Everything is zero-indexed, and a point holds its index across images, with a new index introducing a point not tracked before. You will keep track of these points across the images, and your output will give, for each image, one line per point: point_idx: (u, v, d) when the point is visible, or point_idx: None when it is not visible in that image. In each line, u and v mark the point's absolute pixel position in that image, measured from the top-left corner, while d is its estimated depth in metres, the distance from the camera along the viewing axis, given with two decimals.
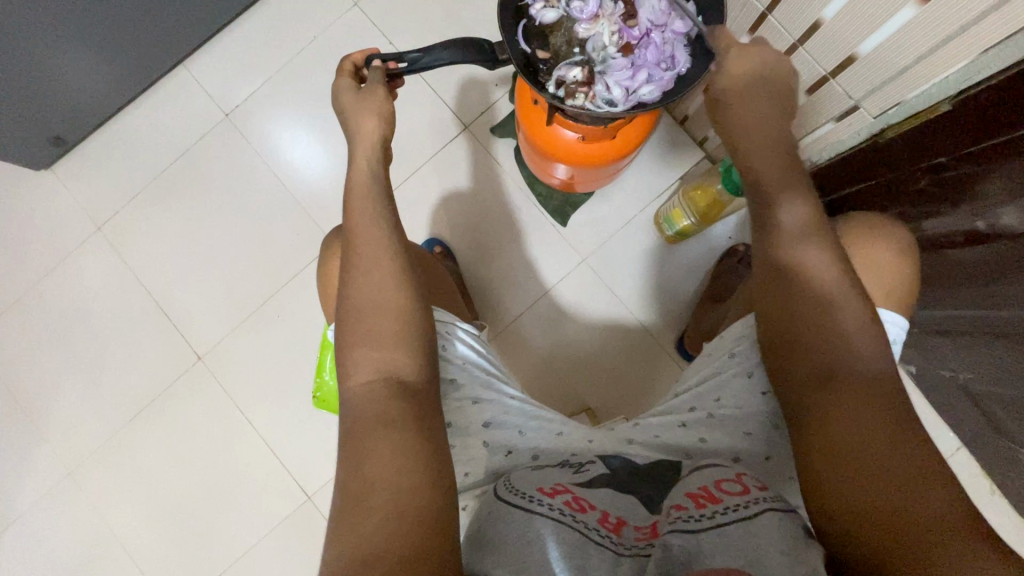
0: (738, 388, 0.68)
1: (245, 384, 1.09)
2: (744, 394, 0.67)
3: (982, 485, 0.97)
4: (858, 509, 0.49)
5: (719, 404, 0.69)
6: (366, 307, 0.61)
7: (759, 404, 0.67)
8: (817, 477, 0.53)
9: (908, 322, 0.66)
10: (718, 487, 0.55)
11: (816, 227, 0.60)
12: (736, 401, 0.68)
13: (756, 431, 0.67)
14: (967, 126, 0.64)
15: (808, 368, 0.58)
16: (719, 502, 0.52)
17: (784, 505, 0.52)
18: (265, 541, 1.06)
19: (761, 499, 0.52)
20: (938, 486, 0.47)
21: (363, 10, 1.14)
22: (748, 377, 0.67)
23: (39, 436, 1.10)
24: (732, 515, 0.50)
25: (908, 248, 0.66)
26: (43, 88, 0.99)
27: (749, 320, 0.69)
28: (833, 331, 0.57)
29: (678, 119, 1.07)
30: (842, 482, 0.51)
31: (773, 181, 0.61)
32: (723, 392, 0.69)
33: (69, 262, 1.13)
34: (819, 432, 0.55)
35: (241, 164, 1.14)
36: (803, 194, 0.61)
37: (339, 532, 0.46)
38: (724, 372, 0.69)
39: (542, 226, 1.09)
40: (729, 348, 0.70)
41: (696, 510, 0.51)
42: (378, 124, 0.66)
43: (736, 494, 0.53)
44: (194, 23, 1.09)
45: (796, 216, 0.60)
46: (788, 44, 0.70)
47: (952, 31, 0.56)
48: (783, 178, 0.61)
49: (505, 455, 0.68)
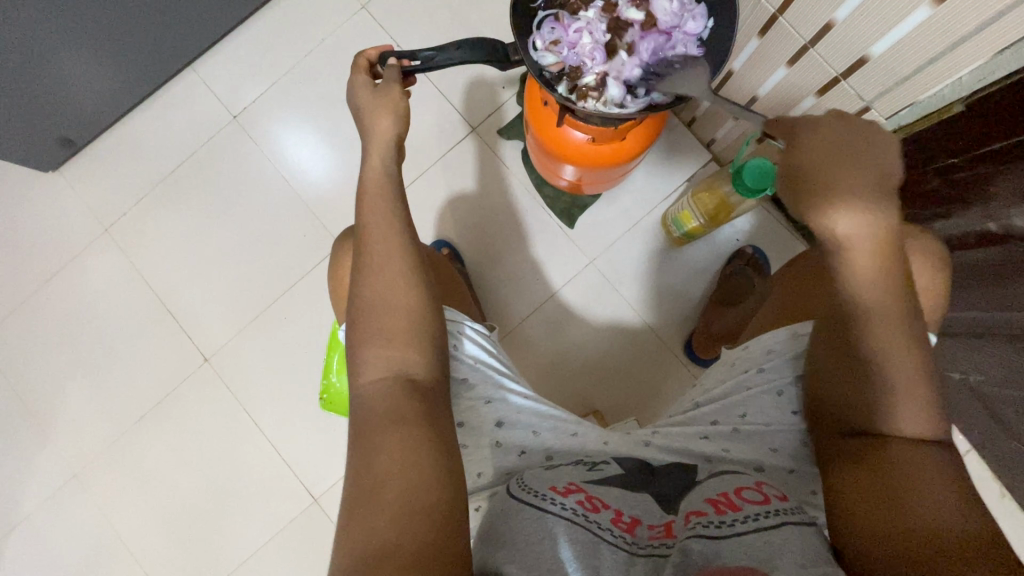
0: (766, 404, 0.68)
1: (251, 386, 1.09)
2: (771, 409, 0.68)
3: (991, 488, 0.96)
4: (875, 524, 0.49)
5: (744, 419, 0.68)
6: (379, 306, 0.61)
7: (789, 420, 0.67)
8: (842, 500, 0.54)
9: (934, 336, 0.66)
10: (738, 495, 0.54)
11: (878, 242, 0.51)
12: (763, 417, 0.68)
13: (783, 447, 0.67)
14: (980, 125, 0.65)
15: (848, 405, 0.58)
16: (739, 510, 0.52)
17: (805, 517, 0.52)
18: (271, 543, 1.05)
19: (783, 510, 0.52)
20: (961, 514, 0.47)
21: (370, 12, 1.14)
22: (776, 394, 0.68)
23: (45, 437, 1.10)
24: (752, 524, 0.50)
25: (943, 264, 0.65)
26: (52, 89, 0.99)
27: (777, 335, 0.70)
28: (869, 373, 0.56)
29: (687, 120, 1.07)
30: (863, 503, 0.52)
31: (831, 187, 0.50)
32: (748, 407, 0.69)
33: (76, 264, 1.14)
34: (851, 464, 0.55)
35: (248, 166, 1.14)
36: (869, 200, 0.50)
37: (351, 529, 0.46)
38: (750, 388, 0.69)
39: (549, 228, 1.09)
40: (757, 363, 0.70)
41: (716, 516, 0.52)
42: (393, 124, 0.66)
43: (757, 504, 0.53)
44: (203, 25, 1.09)
45: (854, 228, 0.50)
46: (799, 45, 0.70)
47: (968, 31, 0.55)
48: (847, 186, 0.50)
49: (518, 455, 0.68)
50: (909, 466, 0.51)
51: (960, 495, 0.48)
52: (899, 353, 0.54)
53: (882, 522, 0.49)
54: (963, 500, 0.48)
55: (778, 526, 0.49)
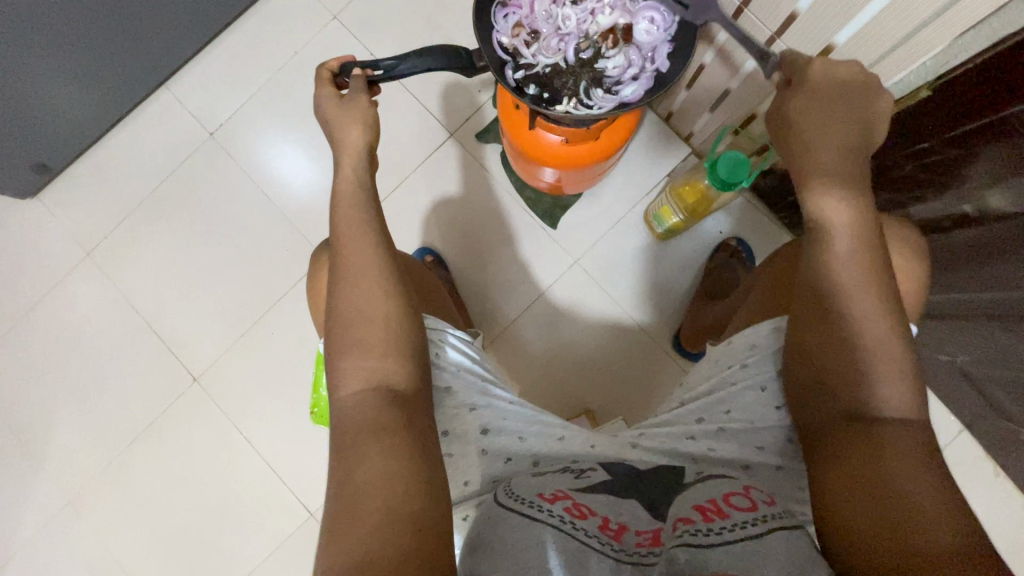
0: (750, 401, 0.67)
1: (242, 403, 1.09)
2: (756, 407, 0.67)
3: (986, 468, 0.96)
4: (863, 529, 0.49)
5: (729, 416, 0.68)
6: (354, 318, 0.61)
7: (773, 417, 0.67)
8: (830, 501, 0.54)
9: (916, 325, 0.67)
10: (726, 502, 0.54)
11: (856, 221, 0.56)
12: (747, 413, 0.67)
13: (768, 445, 0.67)
14: (951, 107, 0.64)
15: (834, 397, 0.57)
16: (728, 517, 0.52)
17: (792, 522, 0.52)
18: (269, 559, 1.05)
19: (772, 517, 0.52)
20: (951, 517, 0.46)
21: (342, 22, 1.14)
22: (761, 389, 0.67)
23: (37, 467, 1.09)
24: (739, 532, 0.50)
25: (921, 252, 0.65)
26: (24, 116, 0.98)
27: (757, 331, 0.68)
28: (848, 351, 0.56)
29: (663, 115, 1.06)
30: (853, 506, 0.51)
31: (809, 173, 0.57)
32: (732, 403, 0.68)
33: (60, 289, 1.13)
34: (839, 461, 0.54)
35: (228, 182, 1.13)
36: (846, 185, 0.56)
37: (332, 544, 0.45)
38: (733, 384, 0.69)
39: (533, 230, 1.09)
40: (740, 358, 0.69)
41: (704, 523, 0.51)
42: (363, 133, 0.66)
43: (745, 511, 0.53)
44: (175, 42, 1.09)
45: (833, 208, 0.57)
46: (766, 37, 0.70)
47: (928, 16, 0.55)
48: (821, 170, 0.57)
49: (504, 462, 0.68)
50: (902, 474, 0.50)
51: (947, 494, 0.48)
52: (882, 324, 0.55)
53: (870, 526, 0.49)
54: (951, 500, 0.47)
55: (765, 535, 0.49)
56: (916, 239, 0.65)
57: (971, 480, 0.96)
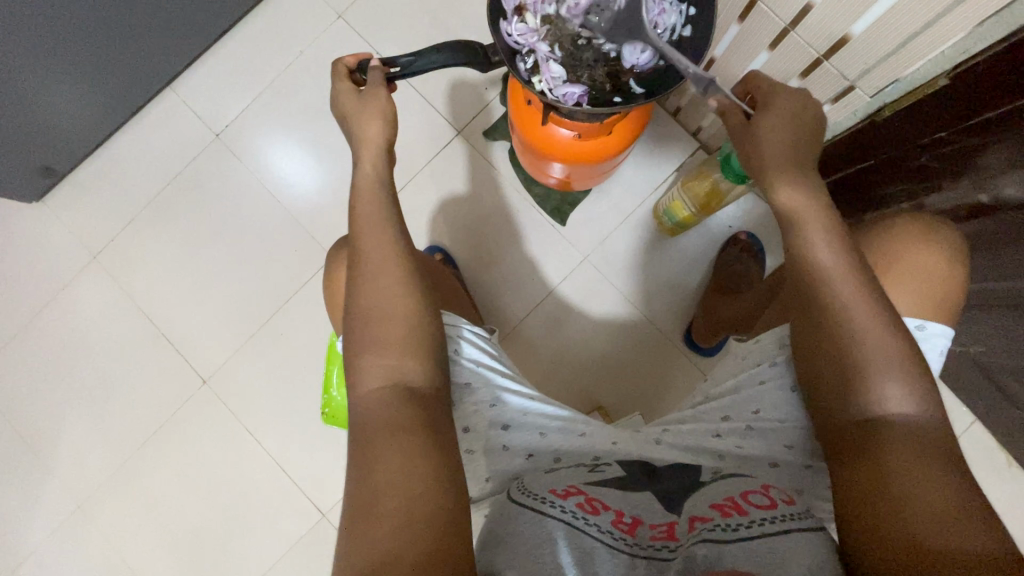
0: (778, 400, 0.67)
1: (252, 404, 1.08)
2: (785, 405, 0.66)
3: (999, 458, 0.96)
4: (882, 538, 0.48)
5: (757, 416, 0.67)
6: (375, 314, 0.60)
7: (801, 417, 0.66)
8: (850, 509, 0.52)
9: (954, 331, 0.65)
10: (745, 499, 0.54)
11: (819, 208, 0.59)
12: (777, 413, 0.67)
13: (797, 444, 0.66)
14: (964, 99, 0.64)
15: (843, 401, 0.57)
16: (745, 514, 0.52)
17: (811, 521, 0.52)
18: (282, 561, 1.04)
19: (791, 516, 0.51)
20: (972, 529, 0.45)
21: (347, 21, 1.13)
22: (790, 389, 0.66)
23: (46, 471, 1.08)
24: (757, 529, 0.49)
25: (958, 255, 0.64)
26: (29, 119, 0.97)
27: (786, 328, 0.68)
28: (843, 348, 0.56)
29: (672, 110, 1.07)
30: (875, 514, 0.50)
31: (772, 160, 0.59)
32: (761, 403, 0.67)
33: (66, 293, 1.12)
34: (857, 468, 0.54)
35: (234, 183, 1.13)
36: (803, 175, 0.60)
37: (352, 542, 0.45)
38: (763, 382, 0.68)
39: (542, 227, 1.09)
40: (769, 356, 0.69)
41: (722, 519, 0.51)
42: (383, 127, 0.66)
43: (764, 508, 0.52)
44: (180, 43, 1.08)
45: (793, 197, 0.59)
46: (780, 29, 0.70)
47: (946, 5, 0.55)
48: (789, 156, 0.60)
49: (526, 458, 0.67)
50: (921, 471, 0.50)
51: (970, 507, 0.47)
52: (866, 307, 0.56)
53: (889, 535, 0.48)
54: (971, 511, 0.47)
55: (790, 533, 0.49)
56: (949, 237, 0.64)
57: (983, 469, 0.96)
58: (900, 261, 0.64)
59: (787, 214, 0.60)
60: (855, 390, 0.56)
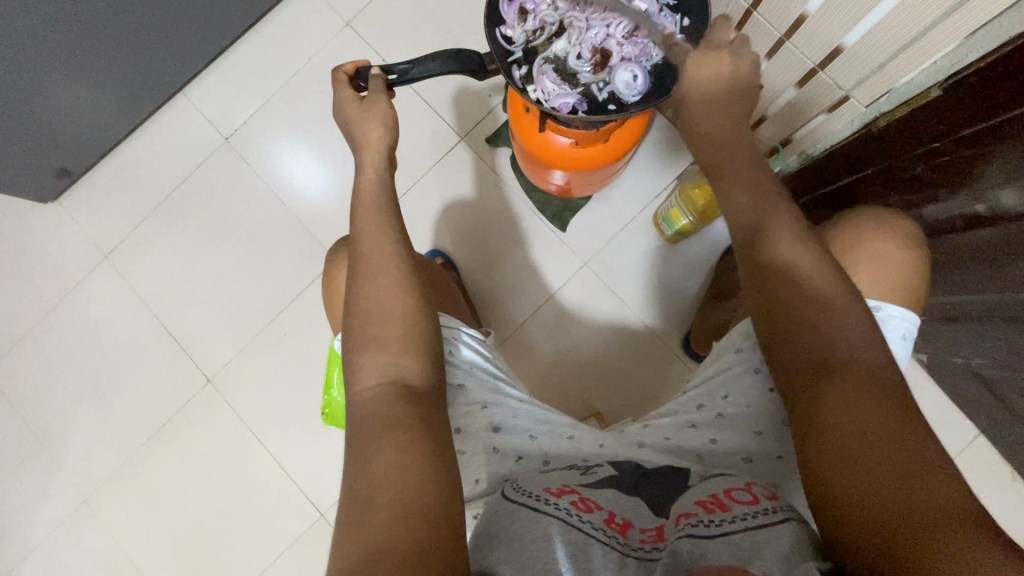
0: (746, 386, 0.67)
1: (254, 402, 1.10)
2: (753, 392, 0.66)
3: (1003, 473, 0.95)
4: (871, 498, 0.47)
5: (726, 402, 0.68)
6: (371, 314, 0.62)
7: (767, 401, 0.66)
8: (827, 464, 0.51)
9: (916, 316, 0.65)
10: (728, 496, 0.54)
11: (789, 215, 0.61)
12: (746, 400, 0.67)
13: (766, 429, 0.66)
14: (960, 109, 0.63)
15: (804, 357, 0.57)
16: (729, 510, 0.52)
17: (791, 513, 0.52)
18: (280, 559, 1.06)
19: (771, 509, 0.51)
20: (948, 477, 0.45)
21: (355, 29, 1.16)
22: (755, 373, 0.66)
23: (55, 465, 1.11)
24: (740, 525, 0.50)
25: (913, 242, 0.66)
26: (45, 122, 1.01)
27: None
28: (809, 325, 0.57)
29: (674, 118, 1.07)
30: (859, 465, 0.48)
31: (744, 179, 0.62)
32: (729, 389, 0.68)
33: (79, 291, 1.15)
34: (825, 420, 0.53)
35: (242, 186, 1.15)
36: (774, 191, 0.62)
37: (347, 531, 0.46)
38: (731, 368, 0.68)
39: (542, 232, 1.10)
40: (734, 344, 0.68)
41: (707, 515, 0.52)
42: (384, 133, 0.68)
43: (746, 504, 0.52)
44: (194, 49, 1.11)
45: (769, 213, 0.61)
46: (776, 39, 0.73)
47: (936, 16, 0.56)
48: (755, 177, 0.62)
49: (515, 461, 0.68)
50: (893, 419, 0.50)
51: (933, 446, 0.48)
52: (830, 284, 0.58)
53: (878, 494, 0.47)
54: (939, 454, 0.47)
55: (767, 526, 0.49)
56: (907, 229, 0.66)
57: (986, 484, 0.95)
58: (865, 249, 0.65)
59: (760, 229, 0.61)
60: (819, 346, 0.56)
